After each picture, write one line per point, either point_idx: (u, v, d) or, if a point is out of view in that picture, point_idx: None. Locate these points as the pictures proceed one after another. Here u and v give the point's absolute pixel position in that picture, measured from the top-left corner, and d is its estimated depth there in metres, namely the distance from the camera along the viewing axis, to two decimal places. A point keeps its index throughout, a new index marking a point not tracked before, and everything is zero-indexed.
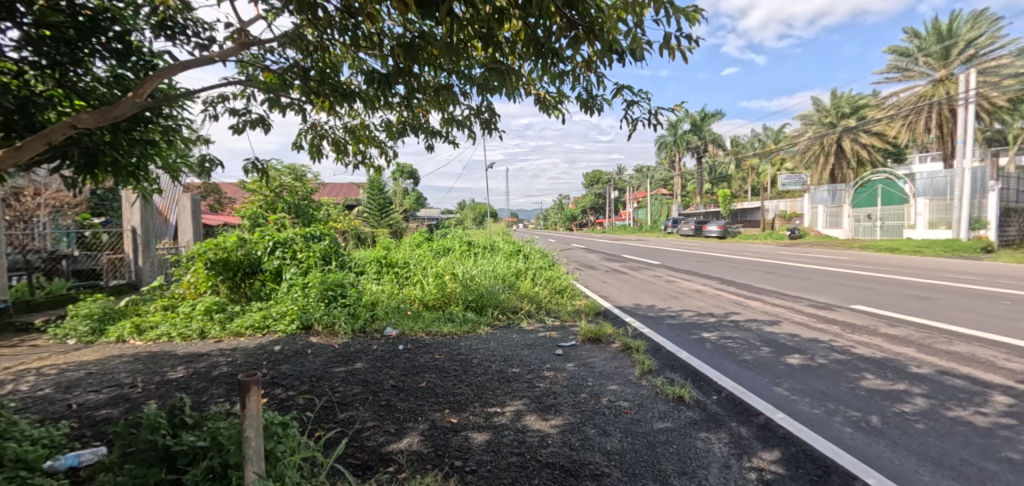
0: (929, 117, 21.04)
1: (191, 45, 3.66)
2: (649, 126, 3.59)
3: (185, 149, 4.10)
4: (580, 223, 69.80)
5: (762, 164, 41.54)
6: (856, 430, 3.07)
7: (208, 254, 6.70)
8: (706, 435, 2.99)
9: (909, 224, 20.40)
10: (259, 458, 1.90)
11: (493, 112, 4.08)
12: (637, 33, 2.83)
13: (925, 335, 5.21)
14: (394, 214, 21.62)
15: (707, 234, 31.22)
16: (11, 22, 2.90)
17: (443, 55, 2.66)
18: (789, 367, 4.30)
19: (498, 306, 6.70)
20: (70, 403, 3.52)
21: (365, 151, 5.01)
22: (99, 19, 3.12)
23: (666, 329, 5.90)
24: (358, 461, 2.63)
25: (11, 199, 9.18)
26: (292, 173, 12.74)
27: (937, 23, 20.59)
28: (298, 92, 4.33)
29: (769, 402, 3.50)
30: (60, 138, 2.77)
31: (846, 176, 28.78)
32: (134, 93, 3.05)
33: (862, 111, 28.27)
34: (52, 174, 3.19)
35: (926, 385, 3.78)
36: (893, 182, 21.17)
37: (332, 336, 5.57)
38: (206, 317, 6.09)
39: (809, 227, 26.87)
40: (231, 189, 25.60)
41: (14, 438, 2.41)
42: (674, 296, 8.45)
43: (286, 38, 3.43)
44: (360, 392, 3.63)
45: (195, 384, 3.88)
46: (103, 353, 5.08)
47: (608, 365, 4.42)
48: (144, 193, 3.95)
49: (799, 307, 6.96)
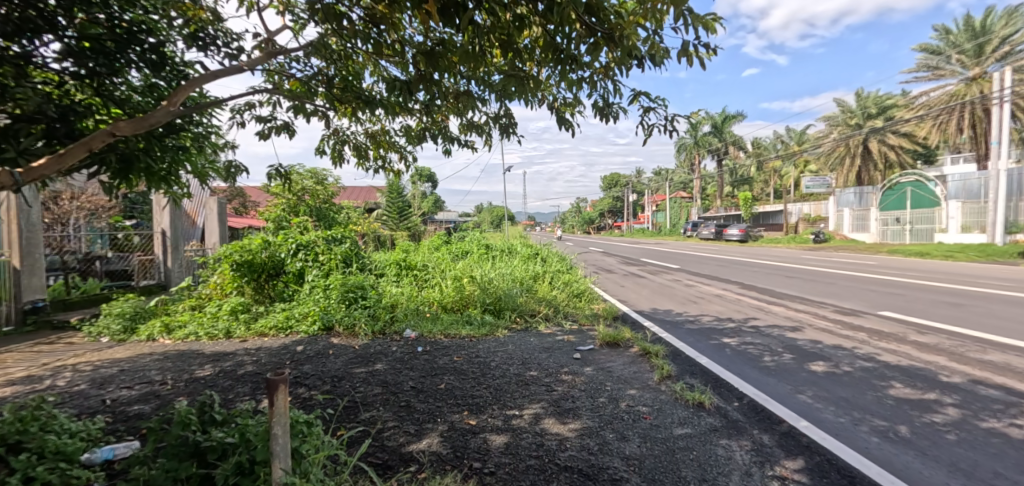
0: (962, 117, 20.38)
1: (221, 55, 3.77)
2: (665, 133, 3.55)
3: (212, 155, 4.22)
4: (598, 227, 69.51)
5: (786, 167, 40.78)
6: (883, 440, 3.00)
7: (234, 256, 6.93)
8: (727, 442, 2.96)
9: (941, 227, 19.73)
10: (285, 455, 1.96)
11: (512, 119, 4.11)
12: (655, 39, 2.84)
13: (957, 343, 5.05)
14: (412, 217, 21.82)
15: (728, 238, 30.75)
16: (54, 35, 3.07)
17: (462, 63, 2.70)
18: (813, 374, 4.22)
19: (516, 309, 6.74)
20: (104, 398, 3.67)
21: (385, 156, 5.10)
22: (135, 32, 3.30)
23: (685, 334, 5.85)
24: (378, 460, 2.68)
25: (51, 202, 9.54)
26: (313, 177, 13.14)
27: (970, 20, 19.93)
28: (323, 99, 4.42)
29: (792, 409, 3.45)
30: (100, 145, 2.87)
31: (872, 178, 28.01)
32: (168, 101, 3.16)
33: (890, 111, 27.53)
34: (89, 180, 3.25)
35: (958, 395, 3.67)
36: (923, 185, 20.60)
37: (353, 337, 5.67)
38: (232, 318, 6.26)
39: (835, 231, 26.29)
40: (257, 193, 26.37)
41: (54, 431, 2.52)
42: (694, 300, 8.36)
43: (311, 47, 3.58)
44: (380, 392, 3.70)
45: (222, 382, 4.01)
46: (134, 352, 5.27)
47: (627, 370, 4.41)
48: (175, 198, 4.05)
49: (824, 313, 6.81)
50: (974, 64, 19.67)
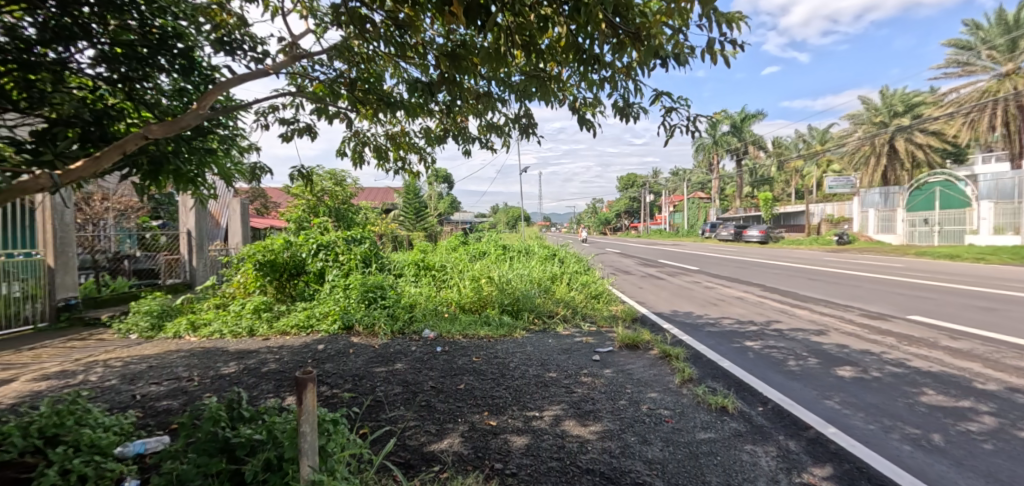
0: (994, 114, 19.71)
1: (247, 59, 3.85)
2: (687, 133, 3.50)
3: (237, 156, 4.30)
4: (615, 227, 69.05)
5: (808, 167, 39.97)
6: (915, 448, 2.92)
7: (257, 256, 7.07)
8: (752, 448, 2.91)
9: (972, 229, 19.20)
10: (313, 452, 1.99)
11: (532, 119, 4.10)
12: (680, 38, 2.81)
13: (991, 349, 4.89)
14: (429, 217, 21.98)
15: (748, 239, 30.22)
16: (89, 42, 3.18)
17: (485, 64, 2.71)
18: (840, 379, 4.13)
19: (534, 310, 6.74)
20: (134, 394, 3.77)
21: (405, 157, 5.15)
22: (166, 38, 3.41)
23: (706, 337, 5.78)
24: (400, 459, 2.70)
25: (84, 203, 9.83)
26: (332, 178, 13.34)
27: (1003, 14, 19.30)
28: (345, 101, 4.48)
29: (819, 415, 3.37)
30: (133, 148, 2.93)
31: (898, 178, 27.27)
32: (198, 105, 3.24)
33: (917, 109, 26.78)
34: (121, 182, 3.34)
35: (994, 403, 3.55)
36: (953, 185, 20.00)
37: (373, 336, 5.73)
38: (255, 316, 6.38)
39: (859, 232, 25.65)
40: (277, 194, 26.87)
41: (89, 425, 2.60)
42: (714, 302, 8.25)
43: (335, 50, 3.63)
44: (401, 392, 3.73)
45: (246, 379, 4.09)
46: (162, 348, 5.41)
47: (647, 372, 4.37)
48: (201, 200, 4.14)
49: (850, 316, 6.65)
50: (1006, 59, 19.03)
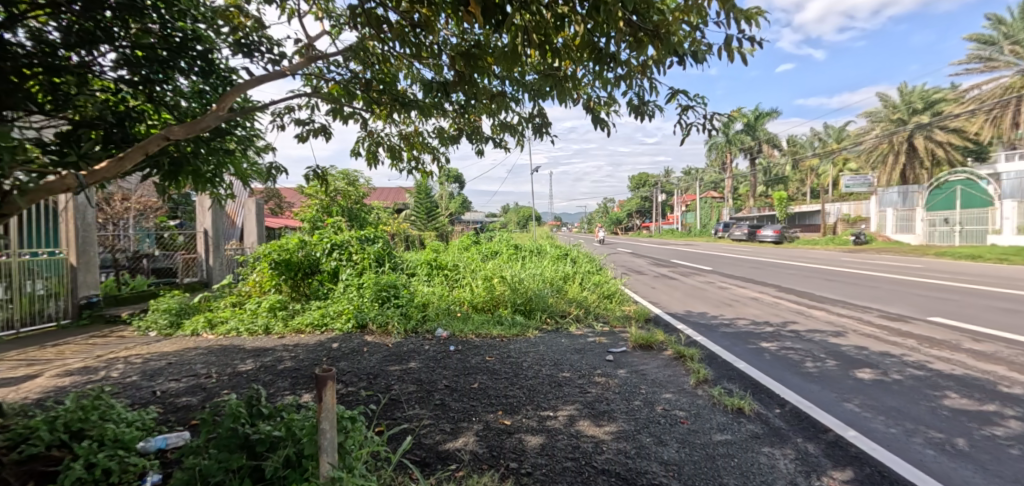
0: (1018, 111, 19.22)
1: (265, 61, 3.90)
2: (703, 133, 3.45)
3: (253, 157, 4.36)
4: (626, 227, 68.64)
5: (824, 166, 39.35)
6: (939, 453, 2.86)
7: (273, 255, 7.15)
8: (770, 450, 2.87)
9: (995, 229, 18.72)
10: (332, 449, 2.01)
11: (545, 118, 4.10)
12: (696, 36, 2.79)
13: (1017, 352, 4.77)
14: (440, 217, 22.04)
15: (762, 238, 29.85)
16: (111, 45, 3.24)
17: (499, 64, 2.71)
18: (859, 381, 4.06)
19: (546, 310, 6.73)
20: (155, 390, 3.85)
21: (418, 157, 5.17)
22: (186, 41, 3.47)
23: (721, 338, 5.72)
24: (416, 457, 2.73)
25: (104, 203, 10.04)
26: (346, 178, 13.45)
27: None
28: (360, 102, 4.52)
29: (838, 418, 3.32)
30: (155, 149, 2.99)
31: (918, 177, 26.72)
32: (217, 106, 3.29)
33: (937, 106, 26.22)
34: (143, 182, 3.41)
35: (1020, 407, 3.47)
36: (975, 184, 19.55)
37: (386, 335, 5.77)
38: (270, 314, 6.46)
39: (877, 232, 25.19)
40: (291, 193, 27.17)
41: (113, 420, 2.66)
42: (729, 303, 8.16)
43: (351, 51, 3.67)
44: (415, 390, 3.75)
45: (263, 377, 4.15)
46: (180, 346, 5.51)
47: (662, 373, 4.34)
48: (218, 199, 4.21)
49: (869, 318, 6.54)
50: None
